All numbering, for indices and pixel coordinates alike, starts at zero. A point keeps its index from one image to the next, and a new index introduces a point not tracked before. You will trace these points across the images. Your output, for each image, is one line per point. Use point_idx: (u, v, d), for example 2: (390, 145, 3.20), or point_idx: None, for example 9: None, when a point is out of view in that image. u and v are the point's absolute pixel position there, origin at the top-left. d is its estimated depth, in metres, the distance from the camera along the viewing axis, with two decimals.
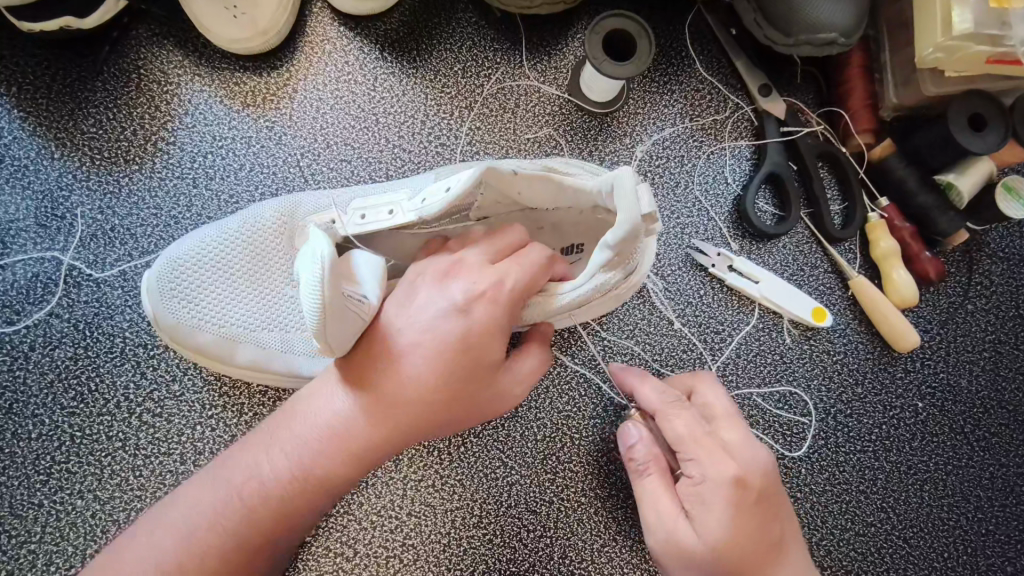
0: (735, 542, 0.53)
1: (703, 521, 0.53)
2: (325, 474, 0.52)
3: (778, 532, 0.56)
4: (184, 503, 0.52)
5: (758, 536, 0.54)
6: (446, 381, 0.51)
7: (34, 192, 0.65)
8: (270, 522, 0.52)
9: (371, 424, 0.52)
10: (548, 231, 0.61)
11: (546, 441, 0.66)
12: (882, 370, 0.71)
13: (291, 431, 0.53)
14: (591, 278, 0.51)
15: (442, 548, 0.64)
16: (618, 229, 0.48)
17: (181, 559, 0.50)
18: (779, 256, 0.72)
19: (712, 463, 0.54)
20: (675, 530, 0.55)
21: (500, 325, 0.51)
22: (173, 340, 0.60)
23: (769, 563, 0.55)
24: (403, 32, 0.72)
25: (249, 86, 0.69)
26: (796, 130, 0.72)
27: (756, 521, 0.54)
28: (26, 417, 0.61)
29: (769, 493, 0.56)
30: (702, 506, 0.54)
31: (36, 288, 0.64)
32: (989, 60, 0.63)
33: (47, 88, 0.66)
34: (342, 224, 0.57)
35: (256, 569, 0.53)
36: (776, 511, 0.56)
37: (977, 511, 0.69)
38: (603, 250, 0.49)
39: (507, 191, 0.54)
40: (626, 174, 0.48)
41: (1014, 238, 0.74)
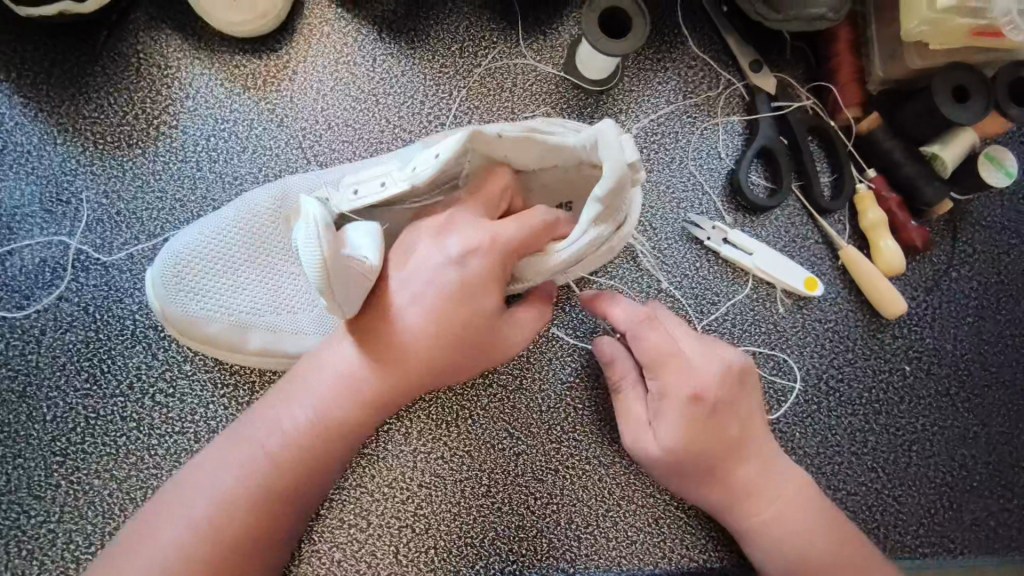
0: (692, 445, 0.60)
1: (661, 428, 0.61)
2: (344, 422, 0.55)
3: (740, 427, 0.62)
4: (208, 465, 0.54)
5: (716, 439, 0.60)
6: (454, 328, 0.54)
7: (38, 178, 0.66)
8: (298, 472, 0.54)
9: (384, 373, 0.55)
10: (538, 191, 0.62)
11: (550, 411, 0.69)
12: (872, 336, 0.74)
13: (303, 385, 0.56)
14: (582, 233, 0.53)
15: (452, 516, 0.66)
16: (607, 180, 0.50)
17: (215, 515, 0.52)
18: (772, 228, 0.74)
19: (674, 381, 0.61)
20: (640, 438, 0.62)
21: (498, 273, 0.54)
22: (184, 335, 0.60)
23: (730, 458, 0.61)
24: (400, 13, 0.73)
25: (249, 69, 0.70)
26: (787, 104, 0.74)
27: (716, 427, 0.60)
28: (40, 400, 0.63)
29: (731, 397, 0.61)
30: (662, 416, 0.61)
31: (45, 272, 0.64)
32: (973, 32, 0.65)
33: (46, 73, 0.67)
34: (337, 201, 0.58)
35: (287, 516, 0.55)
36: (741, 407, 0.62)
37: (962, 468, 0.73)
38: (594, 205, 0.52)
39: (493, 152, 0.56)
40: (606, 127, 0.51)
41: (994, 207, 0.77)
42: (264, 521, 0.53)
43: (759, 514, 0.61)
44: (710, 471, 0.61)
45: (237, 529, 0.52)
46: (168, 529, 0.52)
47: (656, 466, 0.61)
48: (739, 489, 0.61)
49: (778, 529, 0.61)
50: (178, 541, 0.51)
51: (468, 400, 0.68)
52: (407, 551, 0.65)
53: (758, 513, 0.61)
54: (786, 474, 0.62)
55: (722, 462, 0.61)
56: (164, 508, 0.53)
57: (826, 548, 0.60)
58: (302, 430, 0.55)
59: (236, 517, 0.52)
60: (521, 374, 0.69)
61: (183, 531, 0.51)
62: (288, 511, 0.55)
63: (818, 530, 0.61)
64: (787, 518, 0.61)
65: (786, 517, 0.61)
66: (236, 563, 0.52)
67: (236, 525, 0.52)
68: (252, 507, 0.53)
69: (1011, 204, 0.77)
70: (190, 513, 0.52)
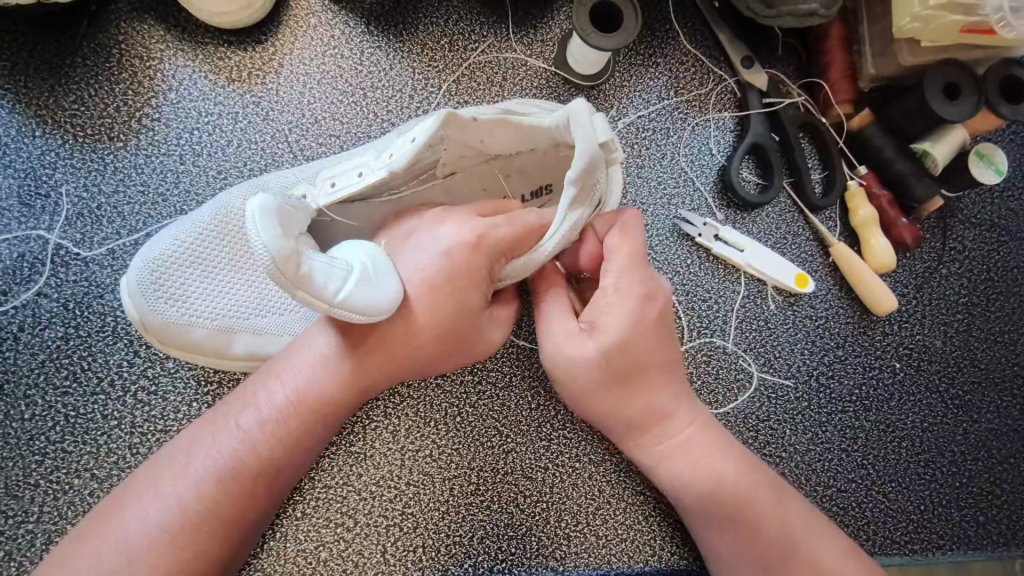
0: (631, 351, 0.56)
1: (597, 328, 0.56)
2: (327, 405, 0.54)
3: (667, 354, 0.59)
4: (183, 448, 0.53)
5: (652, 350, 0.57)
6: (440, 310, 0.54)
7: (16, 171, 0.64)
8: (277, 455, 0.53)
9: (369, 355, 0.54)
10: (515, 176, 0.60)
11: (540, 409, 0.68)
12: (862, 333, 0.74)
13: (284, 367, 0.54)
14: (563, 221, 0.50)
15: (441, 515, 0.65)
16: (577, 161, 0.47)
17: (189, 498, 0.50)
18: (763, 225, 0.74)
19: (622, 280, 0.56)
20: (568, 342, 0.57)
21: (482, 263, 0.53)
22: (163, 342, 0.58)
23: (653, 379, 0.58)
24: (388, 5, 0.72)
25: (234, 61, 0.69)
26: (779, 100, 0.73)
27: (654, 337, 0.57)
28: (18, 397, 0.61)
29: (666, 318, 0.59)
30: (603, 318, 0.56)
31: (23, 268, 0.63)
32: (963, 28, 0.65)
33: (24, 64, 0.65)
34: (313, 196, 0.56)
35: (266, 501, 0.53)
36: (670, 333, 0.59)
37: (952, 465, 0.73)
38: (569, 189, 0.49)
39: (471, 140, 0.53)
40: (580, 106, 0.49)
41: (985, 205, 0.77)
42: (241, 506, 0.52)
43: (667, 441, 0.59)
44: (627, 387, 0.57)
45: (213, 514, 0.51)
46: (140, 512, 0.50)
47: (581, 372, 0.57)
48: (653, 413, 0.58)
49: (687, 457, 0.59)
50: (150, 523, 0.49)
51: (457, 398, 0.67)
52: (394, 550, 0.64)
53: (666, 439, 0.59)
54: (698, 408, 0.61)
55: (643, 382, 0.58)
56: (137, 490, 0.51)
57: (738, 483, 0.59)
58: (281, 411, 0.53)
59: (214, 502, 0.51)
60: (511, 371, 0.68)
61: (155, 515, 0.50)
62: (266, 495, 0.53)
63: (728, 462, 0.59)
64: (699, 451, 0.59)
65: (696, 444, 0.59)
66: (210, 548, 0.50)
67: (210, 509, 0.50)
68: (229, 492, 0.51)
69: (1000, 202, 0.77)
70: (164, 493, 0.51)
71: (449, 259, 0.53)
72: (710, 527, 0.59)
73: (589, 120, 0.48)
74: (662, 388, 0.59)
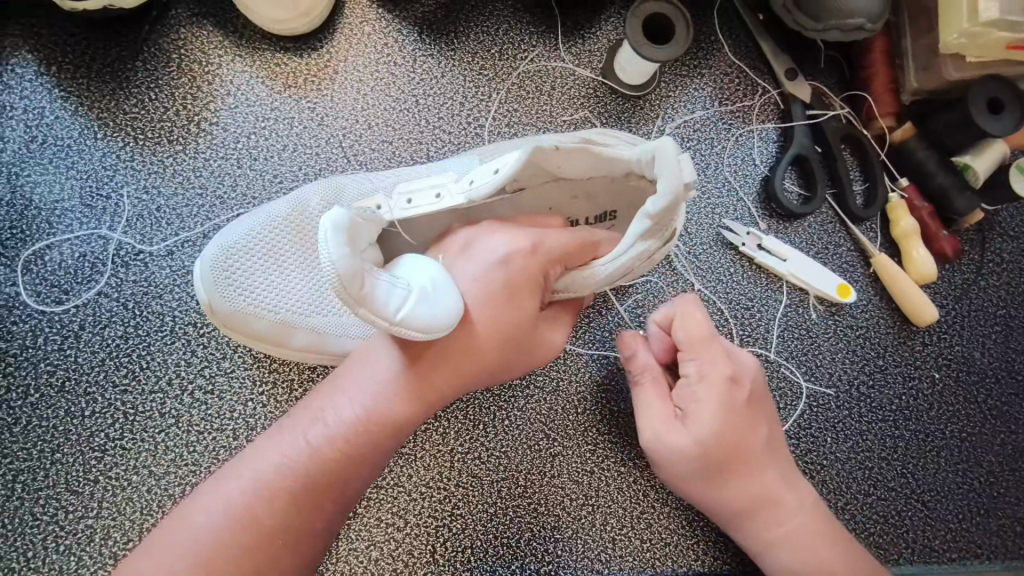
0: (725, 439, 0.57)
1: (694, 416, 0.58)
2: (392, 422, 0.54)
3: (764, 437, 0.60)
4: (255, 454, 0.54)
5: (746, 433, 0.58)
6: (501, 319, 0.55)
7: (77, 172, 0.65)
8: (340, 470, 0.53)
9: (430, 366, 0.54)
10: (581, 200, 0.60)
11: (586, 414, 0.69)
12: (901, 343, 0.75)
13: (353, 383, 0.55)
14: (631, 249, 0.52)
15: (489, 517, 0.66)
16: (658, 199, 0.48)
17: (256, 505, 0.51)
18: (804, 235, 0.75)
19: (707, 364, 0.59)
20: (666, 433, 0.59)
21: (539, 279, 0.56)
22: (229, 328, 0.60)
23: (755, 468, 0.59)
24: (440, 14, 0.73)
25: (290, 68, 0.70)
26: (822, 112, 0.74)
27: (746, 418, 0.59)
28: (79, 395, 0.62)
29: (758, 401, 0.60)
30: (694, 405, 0.58)
31: (84, 268, 0.64)
32: (1010, 44, 0.66)
33: (87, 67, 0.66)
34: (389, 208, 0.56)
35: (328, 515, 0.54)
36: (765, 416, 0.60)
37: (989, 475, 0.73)
38: (642, 220, 0.50)
39: (549, 166, 0.54)
40: (666, 143, 0.49)
41: (1023, 218, 0.78)
42: (305, 518, 0.52)
43: (775, 528, 0.60)
44: (731, 477, 0.58)
45: (277, 523, 0.51)
46: (208, 515, 0.51)
47: (685, 464, 0.58)
48: (759, 505, 0.59)
49: (795, 546, 0.59)
50: (218, 526, 0.51)
51: (505, 401, 0.68)
52: (443, 550, 0.65)
53: (772, 527, 0.60)
54: (805, 492, 0.61)
55: (745, 471, 0.59)
56: (208, 491, 0.53)
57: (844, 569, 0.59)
58: (349, 426, 0.54)
59: (278, 511, 0.52)
60: (558, 376, 0.69)
61: (223, 519, 0.51)
62: (330, 507, 0.54)
63: (835, 551, 0.59)
64: (802, 536, 0.59)
65: (803, 532, 0.59)
66: (271, 555, 0.51)
67: (276, 518, 0.51)
68: (293, 500, 0.52)
69: None
70: (231, 498, 0.52)
71: (509, 262, 0.55)
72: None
73: (679, 165, 0.47)
74: (762, 473, 0.59)
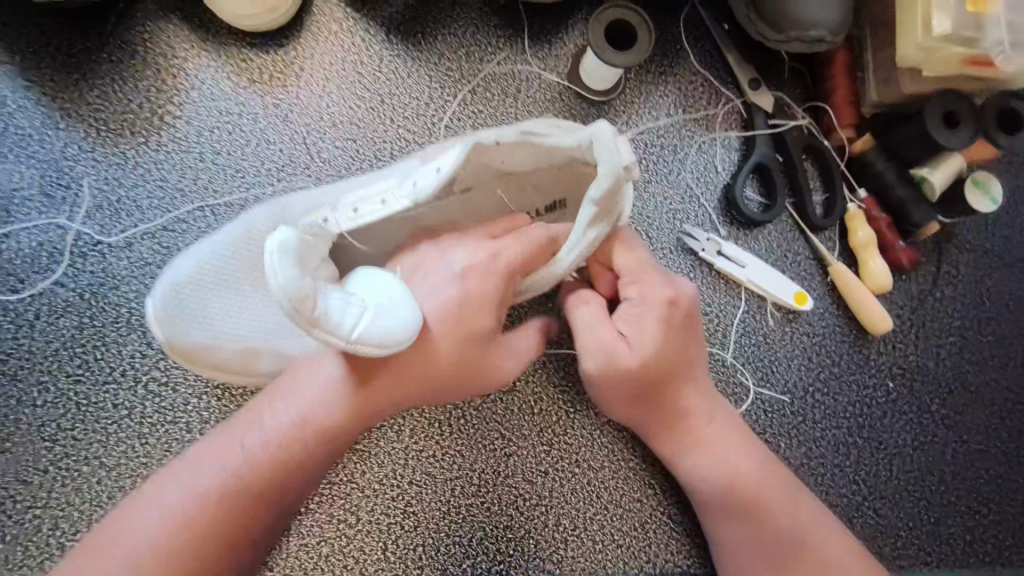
0: (661, 356, 0.59)
1: (633, 336, 0.59)
2: (332, 430, 0.55)
3: (693, 355, 0.62)
4: (193, 458, 0.54)
5: (677, 351, 0.60)
6: (452, 339, 0.55)
7: (38, 162, 0.65)
8: (277, 477, 0.54)
9: (379, 382, 0.55)
10: (531, 192, 0.62)
11: (542, 415, 0.69)
12: (857, 351, 0.76)
13: (296, 390, 0.56)
14: (580, 237, 0.54)
15: (441, 515, 0.66)
16: (600, 185, 0.50)
17: (191, 509, 0.52)
18: (764, 243, 0.76)
19: (648, 288, 0.59)
20: (609, 354, 0.59)
21: (496, 293, 0.56)
22: (189, 361, 0.59)
23: (680, 382, 0.61)
24: (408, 14, 0.74)
25: (256, 64, 0.70)
26: (784, 122, 0.75)
27: (679, 339, 0.60)
28: (31, 384, 0.62)
29: (693, 319, 0.61)
30: (635, 324, 0.59)
31: (41, 258, 0.64)
32: (965, 60, 0.67)
33: (52, 57, 0.67)
34: (335, 221, 0.57)
35: (264, 522, 0.54)
36: (695, 339, 0.62)
37: (941, 483, 0.74)
38: (589, 207, 0.52)
39: (491, 159, 0.55)
40: (604, 128, 0.50)
41: (979, 232, 0.79)
42: (241, 523, 0.53)
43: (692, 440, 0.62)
44: (659, 391, 0.61)
45: (211, 529, 0.51)
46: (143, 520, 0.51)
47: (625, 381, 0.59)
48: (678, 413, 0.62)
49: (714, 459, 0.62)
50: (154, 533, 0.51)
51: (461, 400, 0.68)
52: (394, 548, 0.65)
53: (689, 435, 0.63)
54: (720, 407, 0.64)
55: (672, 386, 0.61)
56: (144, 497, 0.53)
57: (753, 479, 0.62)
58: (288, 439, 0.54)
59: (213, 516, 0.52)
60: (515, 376, 0.70)
61: (159, 524, 0.51)
62: (266, 515, 0.54)
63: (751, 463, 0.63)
64: (715, 445, 0.63)
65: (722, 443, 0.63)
66: (205, 562, 0.51)
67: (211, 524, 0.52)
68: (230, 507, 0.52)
69: (994, 230, 0.79)
70: (167, 501, 0.52)
71: (465, 284, 0.56)
72: (719, 518, 0.62)
73: (614, 146, 0.49)
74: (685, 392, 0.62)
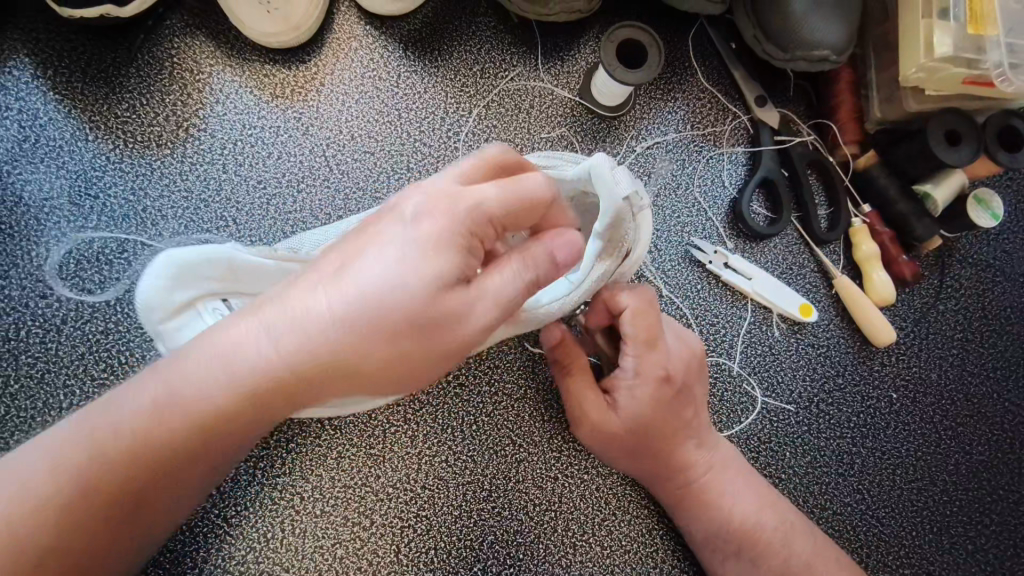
0: (652, 423, 0.63)
1: (625, 407, 0.63)
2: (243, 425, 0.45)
3: (690, 417, 0.65)
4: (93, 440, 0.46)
5: (670, 416, 0.64)
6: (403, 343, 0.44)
7: (67, 172, 0.68)
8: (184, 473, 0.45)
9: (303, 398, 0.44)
10: None
11: (552, 422, 0.71)
12: (862, 362, 0.77)
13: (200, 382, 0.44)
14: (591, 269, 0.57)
15: (453, 519, 0.68)
16: (602, 219, 0.54)
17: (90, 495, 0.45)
18: (769, 256, 0.78)
19: (643, 361, 0.62)
20: (601, 420, 0.64)
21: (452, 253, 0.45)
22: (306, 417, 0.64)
23: (677, 442, 0.65)
24: (425, 32, 0.76)
25: (279, 79, 0.73)
26: (790, 138, 0.77)
27: (674, 405, 0.64)
28: (58, 387, 0.64)
29: (688, 382, 0.65)
30: (627, 395, 0.63)
31: (70, 264, 0.66)
32: (966, 80, 0.69)
33: (82, 72, 0.69)
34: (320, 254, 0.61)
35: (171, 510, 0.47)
36: (691, 397, 0.65)
37: (944, 494, 0.75)
38: (595, 241, 0.56)
39: None
40: (602, 160, 0.53)
41: (981, 246, 0.81)
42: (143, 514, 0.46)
43: (692, 490, 0.65)
44: (655, 452, 0.64)
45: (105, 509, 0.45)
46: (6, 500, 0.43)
47: (617, 444, 0.64)
48: (678, 469, 0.65)
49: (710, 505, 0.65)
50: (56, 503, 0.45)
51: (473, 407, 0.70)
52: (407, 551, 0.66)
53: (688, 489, 0.65)
54: (722, 450, 0.68)
55: (668, 447, 0.64)
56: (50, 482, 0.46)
57: (751, 518, 0.65)
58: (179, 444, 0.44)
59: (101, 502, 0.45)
60: (526, 384, 0.71)
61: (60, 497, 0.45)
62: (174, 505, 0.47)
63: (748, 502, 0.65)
64: (715, 493, 0.65)
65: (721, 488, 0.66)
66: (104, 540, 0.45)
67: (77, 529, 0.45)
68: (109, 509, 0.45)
69: (996, 244, 0.81)
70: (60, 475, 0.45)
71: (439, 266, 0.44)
72: (715, 557, 0.66)
73: (614, 180, 0.52)
74: (682, 448, 0.65)
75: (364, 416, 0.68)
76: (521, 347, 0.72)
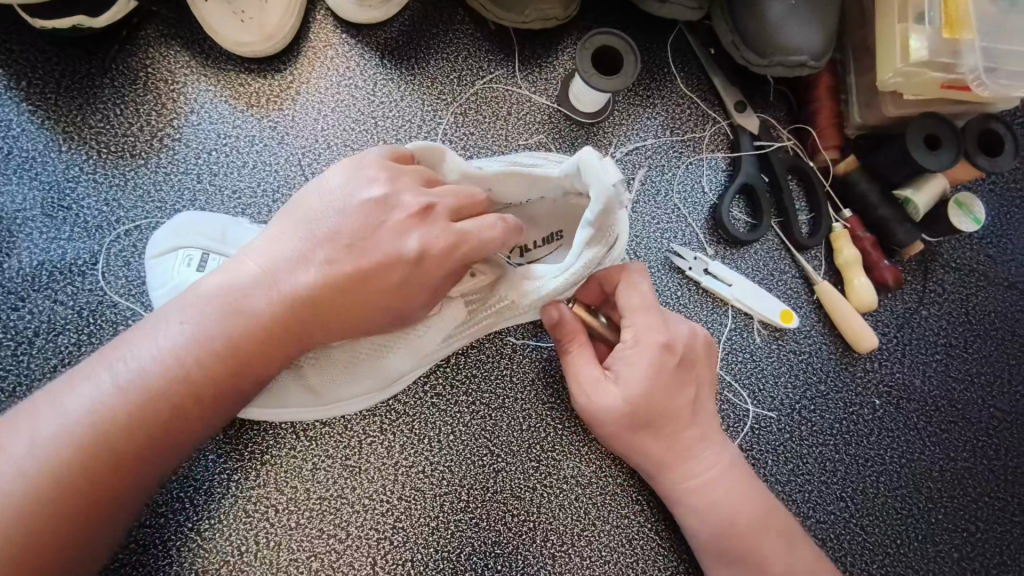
0: (653, 399, 0.62)
1: (626, 375, 0.62)
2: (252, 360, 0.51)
3: (692, 397, 0.64)
4: (97, 380, 0.47)
5: (672, 393, 0.62)
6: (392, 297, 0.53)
7: (41, 183, 0.67)
8: (191, 410, 0.49)
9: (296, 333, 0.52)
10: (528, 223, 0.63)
11: (530, 431, 0.70)
12: (844, 369, 0.77)
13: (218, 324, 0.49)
14: (578, 255, 0.55)
15: (430, 531, 0.67)
16: (594, 206, 0.52)
17: (97, 433, 0.46)
18: (750, 261, 0.77)
19: (642, 329, 0.62)
20: (599, 392, 0.62)
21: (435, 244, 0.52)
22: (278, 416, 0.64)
23: (682, 424, 0.63)
24: (402, 40, 0.76)
25: (253, 88, 0.72)
26: (769, 143, 0.77)
27: (675, 382, 0.62)
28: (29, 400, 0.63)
29: (692, 360, 0.64)
30: (626, 366, 0.62)
31: (42, 275, 0.66)
32: (943, 85, 0.69)
33: (56, 83, 0.69)
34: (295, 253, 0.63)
35: (167, 457, 0.49)
36: (696, 378, 0.64)
37: (929, 501, 0.75)
38: (585, 229, 0.54)
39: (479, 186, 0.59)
40: (590, 151, 0.53)
41: (963, 251, 0.80)
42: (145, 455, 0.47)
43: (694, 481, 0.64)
44: (657, 430, 0.63)
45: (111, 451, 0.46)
46: (27, 437, 0.45)
47: (618, 419, 0.62)
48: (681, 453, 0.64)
49: (712, 501, 0.63)
50: (61, 435, 0.45)
51: (451, 416, 0.70)
52: (383, 562, 0.65)
53: (689, 481, 0.64)
54: (724, 449, 0.65)
55: (671, 427, 0.63)
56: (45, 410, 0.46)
57: (755, 518, 0.63)
58: (197, 376, 0.48)
59: (110, 442, 0.46)
60: (504, 393, 0.71)
61: (62, 433, 0.45)
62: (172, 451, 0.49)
63: (752, 502, 0.64)
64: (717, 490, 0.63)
65: (724, 480, 0.64)
66: (105, 484, 0.46)
67: (94, 478, 0.46)
68: (115, 446, 0.46)
69: (978, 248, 0.81)
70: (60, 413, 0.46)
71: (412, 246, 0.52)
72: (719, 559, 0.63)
73: (605, 170, 0.52)
74: (685, 431, 0.64)
75: (340, 426, 0.68)
76: (498, 355, 0.72)
